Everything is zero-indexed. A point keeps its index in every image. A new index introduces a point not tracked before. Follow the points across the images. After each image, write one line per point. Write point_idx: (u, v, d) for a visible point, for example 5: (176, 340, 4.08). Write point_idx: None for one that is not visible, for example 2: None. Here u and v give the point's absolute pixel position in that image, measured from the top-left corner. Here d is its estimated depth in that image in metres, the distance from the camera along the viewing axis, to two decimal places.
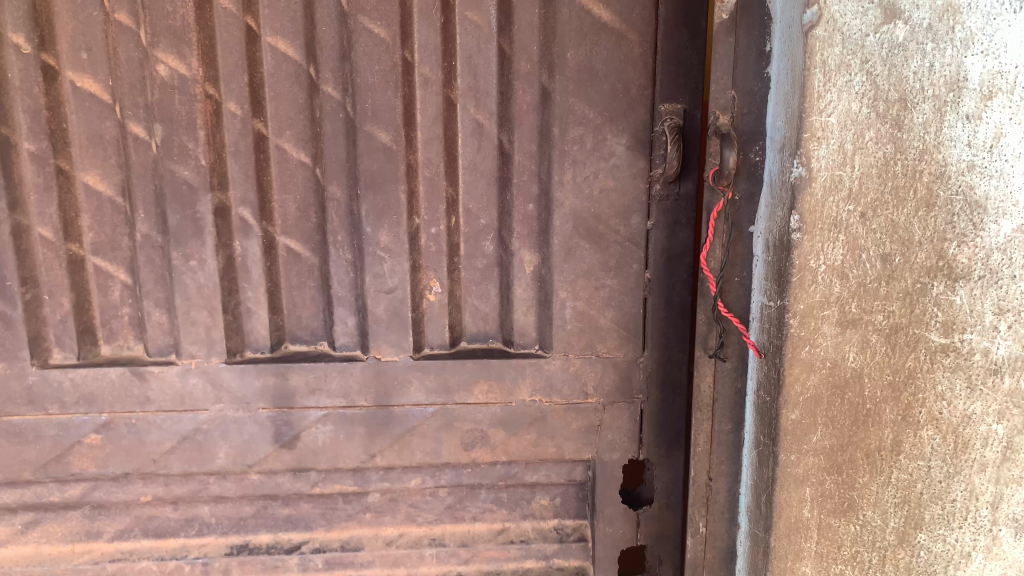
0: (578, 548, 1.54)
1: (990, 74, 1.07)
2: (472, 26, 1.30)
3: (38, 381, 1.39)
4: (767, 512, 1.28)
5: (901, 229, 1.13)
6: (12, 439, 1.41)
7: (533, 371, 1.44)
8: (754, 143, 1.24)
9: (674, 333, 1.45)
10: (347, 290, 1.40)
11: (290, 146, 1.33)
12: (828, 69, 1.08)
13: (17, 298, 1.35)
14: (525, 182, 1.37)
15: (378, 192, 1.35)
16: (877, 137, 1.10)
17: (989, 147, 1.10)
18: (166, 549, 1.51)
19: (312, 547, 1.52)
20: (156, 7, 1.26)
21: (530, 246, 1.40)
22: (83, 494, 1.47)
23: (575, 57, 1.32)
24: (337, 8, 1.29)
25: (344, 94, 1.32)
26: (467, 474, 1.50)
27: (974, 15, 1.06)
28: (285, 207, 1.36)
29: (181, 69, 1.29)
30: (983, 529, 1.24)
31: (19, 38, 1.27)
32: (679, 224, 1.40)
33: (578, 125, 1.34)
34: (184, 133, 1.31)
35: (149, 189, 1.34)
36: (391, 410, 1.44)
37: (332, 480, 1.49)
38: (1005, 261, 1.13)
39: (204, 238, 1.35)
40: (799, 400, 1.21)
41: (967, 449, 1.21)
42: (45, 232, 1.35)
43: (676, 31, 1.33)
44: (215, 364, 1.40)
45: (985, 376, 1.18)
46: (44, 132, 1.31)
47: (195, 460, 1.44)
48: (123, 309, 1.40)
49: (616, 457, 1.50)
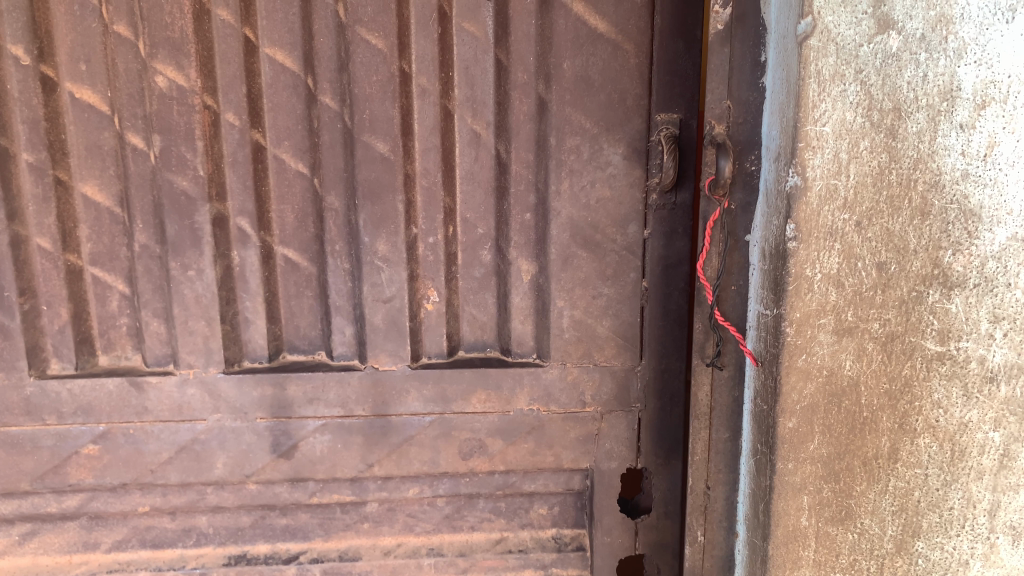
0: (577, 558, 1.54)
1: (983, 84, 1.08)
2: (469, 37, 1.31)
3: (36, 391, 1.38)
4: (765, 521, 1.28)
5: (897, 237, 1.13)
6: (10, 450, 1.41)
7: (531, 380, 1.44)
8: (749, 153, 1.25)
9: (671, 341, 1.45)
10: (345, 299, 1.41)
11: (288, 156, 1.34)
12: (822, 78, 1.09)
13: (15, 309, 1.36)
14: (522, 192, 1.37)
15: (376, 202, 1.36)
16: (872, 146, 1.10)
17: (982, 156, 1.10)
18: (164, 559, 1.51)
19: (311, 557, 1.52)
20: (154, 19, 1.27)
21: (527, 255, 1.40)
22: (81, 504, 1.46)
23: (571, 68, 1.33)
24: (335, 19, 1.29)
25: (343, 104, 1.33)
26: (465, 484, 1.50)
27: (967, 25, 1.07)
28: (283, 217, 1.37)
29: (180, 80, 1.29)
30: (981, 536, 1.24)
31: (18, 49, 1.28)
32: (676, 232, 1.41)
33: (575, 135, 1.35)
34: (183, 144, 1.32)
35: (147, 199, 1.34)
36: (389, 419, 1.44)
37: (330, 491, 1.49)
38: (999, 269, 1.14)
39: (202, 248, 1.35)
40: (796, 408, 1.22)
41: (963, 457, 1.21)
42: (44, 243, 1.35)
43: (672, 40, 1.33)
44: (213, 374, 1.40)
45: (981, 384, 1.18)
46: (43, 143, 1.31)
47: (193, 470, 1.44)
48: (122, 319, 1.40)
49: (614, 466, 1.50)
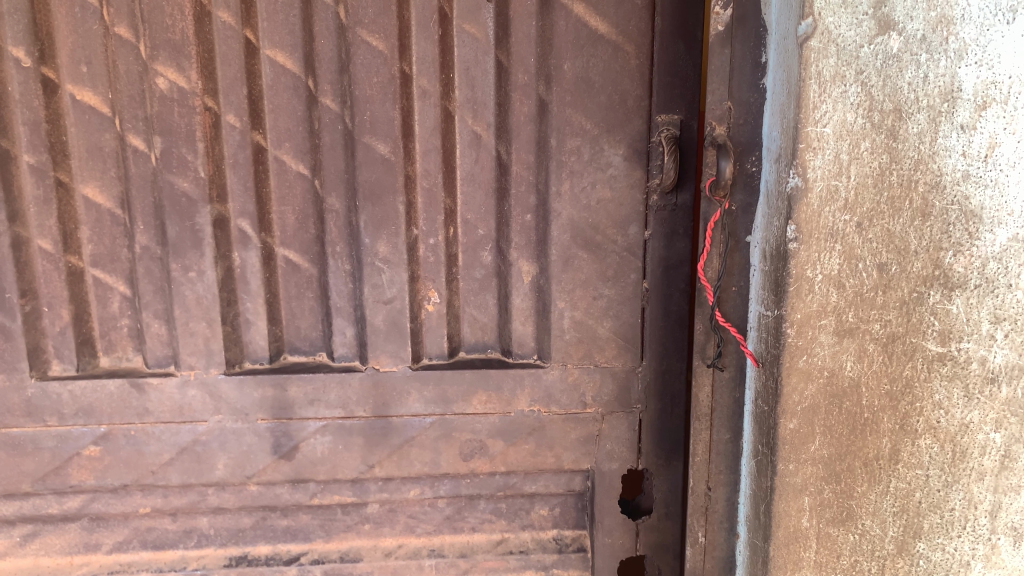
0: (578, 559, 1.54)
1: (984, 84, 1.08)
2: (470, 38, 1.31)
3: (37, 393, 1.39)
4: (766, 522, 1.28)
5: (897, 238, 1.13)
6: (11, 452, 1.41)
7: (532, 381, 1.44)
8: (750, 154, 1.25)
9: (672, 342, 1.45)
10: (345, 300, 1.41)
11: (289, 158, 1.34)
12: (823, 79, 1.09)
13: (16, 310, 1.36)
14: (523, 193, 1.37)
15: (377, 203, 1.36)
16: (873, 146, 1.10)
17: (983, 157, 1.10)
18: (165, 560, 1.51)
19: (312, 558, 1.52)
20: (155, 21, 1.27)
21: (528, 256, 1.40)
22: (82, 506, 1.46)
23: (572, 69, 1.33)
24: (336, 20, 1.29)
25: (343, 105, 1.33)
26: (466, 485, 1.50)
27: (967, 25, 1.06)
28: (283, 219, 1.37)
29: (181, 82, 1.30)
30: (982, 537, 1.24)
31: (19, 51, 1.28)
32: (676, 233, 1.41)
33: (575, 137, 1.35)
34: (184, 145, 1.32)
35: (148, 201, 1.34)
36: (390, 420, 1.44)
37: (331, 492, 1.49)
38: (1001, 270, 1.14)
39: (202, 249, 1.35)
40: (797, 409, 1.22)
41: (964, 458, 1.21)
42: (44, 244, 1.35)
43: (672, 41, 1.33)
44: (214, 376, 1.41)
45: (982, 385, 1.18)
46: (44, 145, 1.31)
47: (194, 471, 1.44)
48: (123, 320, 1.40)
49: (615, 467, 1.50)
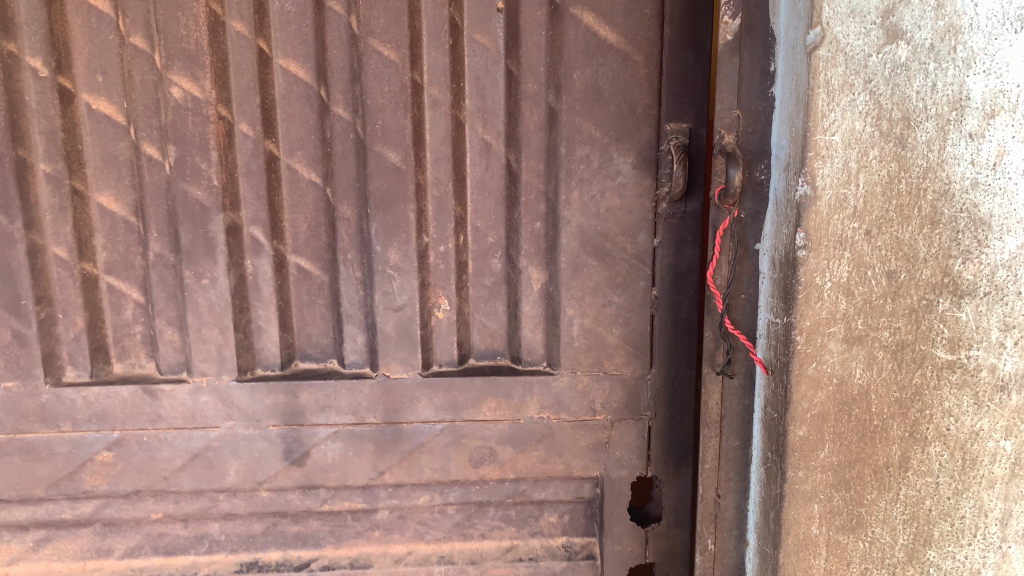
0: (588, 566, 1.54)
1: (992, 93, 1.08)
2: (480, 49, 1.32)
3: (52, 399, 1.40)
4: (776, 529, 1.29)
5: (906, 246, 1.13)
6: (25, 457, 1.42)
7: (541, 388, 1.45)
8: (759, 162, 1.25)
9: (681, 350, 1.45)
10: (357, 307, 1.42)
11: (301, 167, 1.35)
12: (831, 88, 1.10)
13: (31, 317, 1.37)
14: (532, 201, 1.38)
15: (388, 211, 1.37)
16: (881, 155, 1.11)
17: (992, 165, 1.10)
18: (177, 565, 1.52)
19: (322, 564, 1.53)
20: (170, 31, 1.29)
21: (538, 263, 1.41)
22: (94, 511, 1.47)
23: (581, 78, 1.34)
24: (348, 30, 1.31)
25: (355, 114, 1.34)
26: (476, 492, 1.50)
27: (975, 35, 1.07)
28: (295, 227, 1.38)
29: (195, 91, 1.31)
30: (992, 546, 1.23)
31: (35, 60, 1.30)
32: (685, 241, 1.42)
33: (585, 145, 1.36)
34: (197, 154, 1.33)
35: (162, 208, 1.36)
36: (400, 426, 1.45)
37: (341, 498, 1.49)
38: (1011, 277, 1.13)
39: (215, 256, 1.37)
40: (806, 416, 1.22)
41: (974, 466, 1.20)
42: (60, 251, 1.37)
43: (681, 51, 1.34)
44: (226, 382, 1.42)
45: (991, 393, 1.17)
46: (60, 153, 1.33)
47: (206, 477, 1.45)
48: (136, 327, 1.41)
49: (624, 474, 1.50)
